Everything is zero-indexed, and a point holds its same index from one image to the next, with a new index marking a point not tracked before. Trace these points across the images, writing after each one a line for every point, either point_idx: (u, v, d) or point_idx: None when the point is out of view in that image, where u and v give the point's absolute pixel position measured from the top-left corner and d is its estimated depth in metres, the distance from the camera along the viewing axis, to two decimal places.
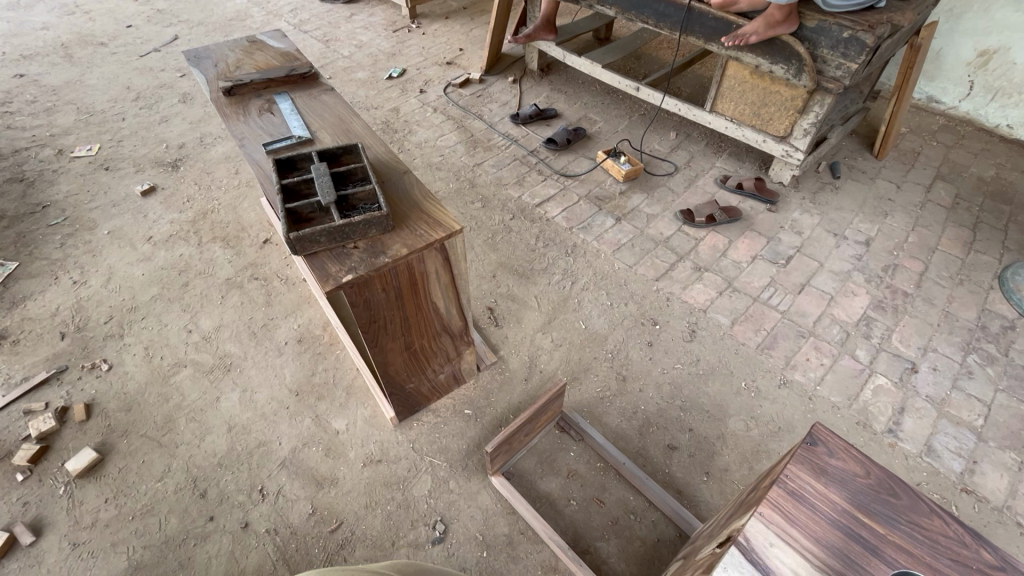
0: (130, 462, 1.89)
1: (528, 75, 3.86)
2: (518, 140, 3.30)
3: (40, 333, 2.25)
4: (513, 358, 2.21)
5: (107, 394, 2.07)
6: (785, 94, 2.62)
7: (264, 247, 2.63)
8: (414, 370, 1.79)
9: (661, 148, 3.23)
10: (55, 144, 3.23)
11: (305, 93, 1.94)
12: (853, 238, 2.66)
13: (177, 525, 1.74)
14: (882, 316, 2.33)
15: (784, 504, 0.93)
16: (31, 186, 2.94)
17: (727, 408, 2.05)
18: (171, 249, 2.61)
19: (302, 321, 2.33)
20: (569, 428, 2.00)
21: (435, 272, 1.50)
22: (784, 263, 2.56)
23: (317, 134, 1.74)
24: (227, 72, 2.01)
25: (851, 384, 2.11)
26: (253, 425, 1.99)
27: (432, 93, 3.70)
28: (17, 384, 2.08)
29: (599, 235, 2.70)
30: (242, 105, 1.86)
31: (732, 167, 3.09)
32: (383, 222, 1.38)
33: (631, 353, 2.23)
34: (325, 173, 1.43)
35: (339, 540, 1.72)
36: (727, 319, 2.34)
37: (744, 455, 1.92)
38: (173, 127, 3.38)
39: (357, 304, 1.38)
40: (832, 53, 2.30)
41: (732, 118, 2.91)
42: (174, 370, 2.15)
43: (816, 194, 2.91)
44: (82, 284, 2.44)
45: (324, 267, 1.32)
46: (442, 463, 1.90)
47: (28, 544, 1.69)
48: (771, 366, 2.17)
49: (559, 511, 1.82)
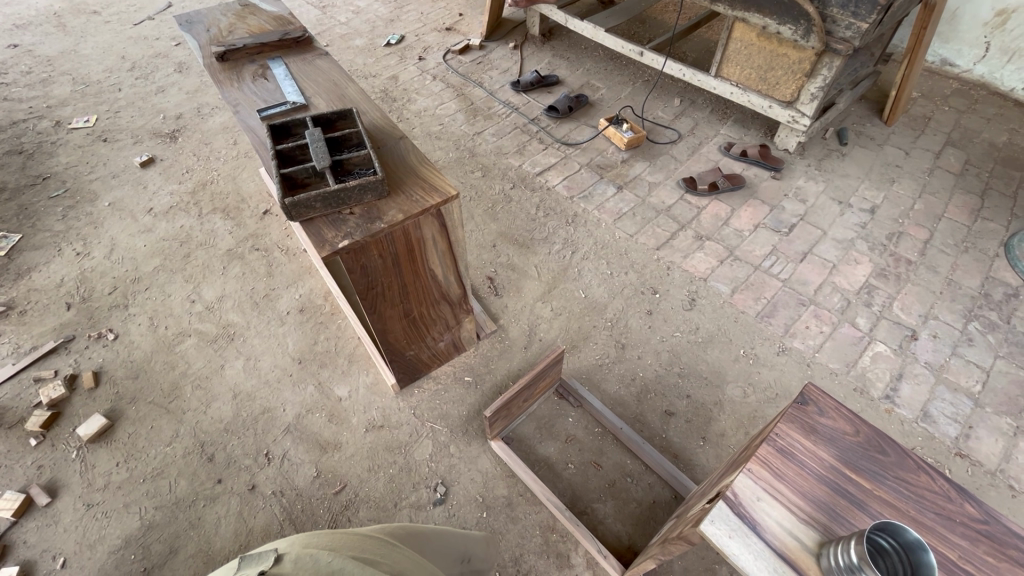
0: (140, 427, 1.94)
1: (529, 41, 3.76)
2: (518, 108, 3.24)
3: (47, 303, 2.28)
4: (514, 327, 2.23)
5: (114, 362, 2.11)
6: (793, 57, 2.55)
7: (264, 218, 2.62)
8: (413, 337, 1.80)
9: (665, 115, 3.16)
10: (52, 116, 3.21)
11: (298, 58, 1.89)
12: (858, 206, 2.62)
13: (187, 487, 1.80)
14: (884, 284, 2.31)
15: (773, 460, 0.95)
16: (31, 158, 2.93)
17: (726, 375, 2.07)
18: (172, 220, 2.61)
19: (304, 291, 2.34)
20: (568, 394, 2.03)
21: (432, 239, 1.48)
22: (787, 231, 2.53)
23: (312, 99, 1.70)
24: (220, 37, 1.96)
25: (850, 351, 2.12)
26: (258, 392, 2.03)
27: (431, 60, 3.62)
28: (26, 353, 2.12)
29: (600, 204, 2.68)
30: (235, 71, 1.82)
31: (737, 134, 3.03)
32: (378, 187, 1.37)
33: (631, 322, 2.24)
34: (320, 139, 1.41)
35: (343, 501, 1.77)
36: (727, 287, 2.33)
37: (740, 421, 1.95)
38: (170, 98, 3.34)
39: (355, 271, 1.38)
40: (842, 12, 2.25)
41: (738, 83, 2.84)
42: (179, 339, 2.18)
43: (822, 161, 2.85)
44: (86, 255, 2.46)
45: (320, 233, 1.32)
46: (443, 428, 1.94)
47: (44, 505, 1.76)
48: (769, 334, 2.18)
49: (558, 474, 1.85)
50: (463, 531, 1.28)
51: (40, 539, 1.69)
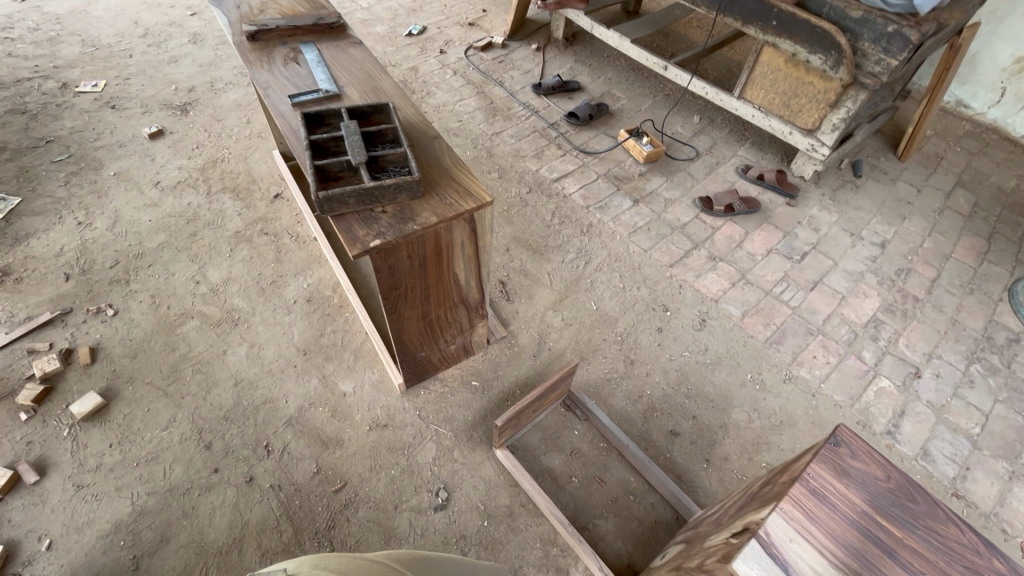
0: (136, 409, 1.88)
1: (552, 44, 3.73)
2: (538, 111, 3.21)
3: (44, 272, 2.21)
4: (523, 334, 2.21)
5: (112, 339, 2.04)
6: (819, 86, 2.56)
7: (275, 202, 2.56)
8: (427, 339, 1.78)
9: (684, 131, 3.15)
10: (59, 77, 3.10)
11: (331, 44, 1.83)
12: (869, 239, 2.64)
13: (182, 474, 1.76)
14: (891, 319, 2.34)
15: (805, 501, 0.94)
16: (34, 119, 2.84)
17: (732, 399, 2.08)
18: (179, 196, 2.54)
19: (312, 280, 2.30)
20: (575, 407, 2.01)
21: (460, 243, 1.45)
22: (798, 258, 2.54)
23: (344, 89, 1.65)
24: (250, 15, 1.87)
25: (855, 384, 2.13)
26: (260, 381, 1.99)
27: (453, 55, 3.58)
28: (20, 323, 2.05)
29: (616, 216, 2.67)
30: (266, 52, 1.76)
31: (754, 156, 3.03)
32: (413, 187, 1.33)
33: (641, 338, 2.23)
34: (355, 133, 1.38)
35: (343, 500, 1.75)
36: (738, 311, 2.34)
37: (745, 445, 1.96)
38: (183, 69, 3.25)
39: (382, 270, 1.35)
40: (874, 47, 2.26)
41: (760, 106, 2.84)
42: (181, 321, 2.12)
43: (836, 190, 2.87)
44: (88, 226, 2.38)
45: (351, 230, 1.28)
46: (447, 432, 1.92)
47: (32, 483, 1.70)
48: (777, 360, 2.19)
49: (561, 487, 1.84)
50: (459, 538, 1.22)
51: (26, 519, 1.64)
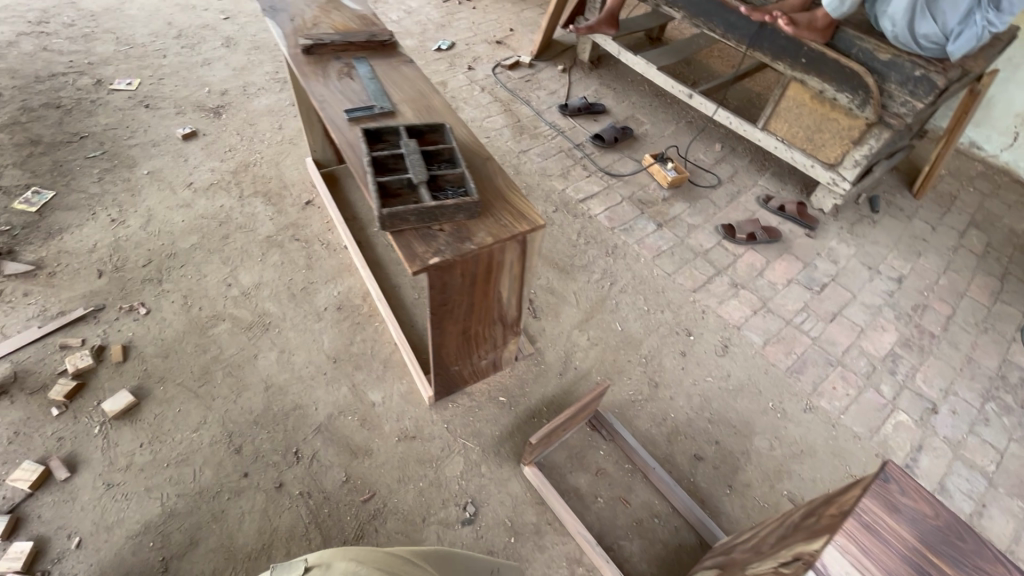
0: (167, 409, 1.89)
1: (577, 66, 3.81)
2: (564, 131, 3.27)
3: (77, 268, 2.22)
4: (550, 352, 2.24)
5: (144, 337, 2.05)
6: (843, 123, 2.64)
7: (306, 209, 2.59)
8: (463, 353, 1.81)
9: (706, 158, 3.22)
10: (94, 74, 3.14)
11: (383, 61, 1.88)
12: (887, 273, 2.70)
13: (212, 477, 1.77)
14: (908, 353, 2.38)
15: (859, 536, 0.97)
16: (69, 115, 2.87)
17: (754, 425, 2.11)
18: (211, 198, 2.57)
19: (342, 288, 2.32)
20: (601, 427, 2.04)
21: (510, 264, 1.48)
22: (818, 289, 2.59)
23: (398, 106, 1.69)
24: (305, 29, 1.93)
25: (874, 417, 2.17)
26: (290, 387, 2.00)
27: (481, 71, 3.65)
28: (53, 317, 2.06)
29: (640, 239, 2.72)
30: (321, 66, 1.80)
31: (774, 187, 3.10)
32: (471, 208, 1.37)
33: (665, 361, 2.26)
34: (416, 152, 1.43)
35: (371, 510, 1.76)
36: (759, 338, 2.38)
37: (767, 473, 1.99)
38: (216, 72, 3.29)
39: (435, 287, 1.38)
40: (900, 89, 2.34)
41: (783, 139, 2.91)
42: (213, 322, 2.13)
43: (854, 224, 2.94)
44: (121, 223, 2.40)
45: (410, 246, 1.32)
46: (475, 446, 1.94)
47: (62, 480, 1.70)
48: (798, 390, 2.23)
49: (587, 506, 1.86)
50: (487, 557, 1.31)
51: (56, 515, 1.64)
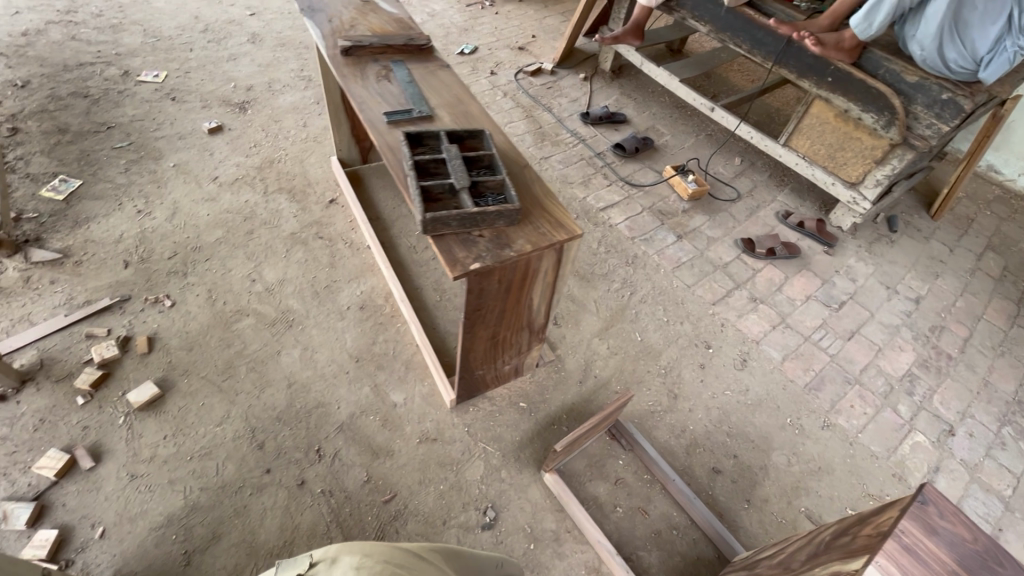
0: (190, 402, 1.90)
1: (599, 75, 3.83)
2: (585, 139, 3.29)
3: (103, 258, 2.23)
4: (570, 359, 2.25)
5: (169, 330, 2.06)
6: (866, 142, 2.65)
7: (330, 207, 2.61)
8: (489, 358, 1.81)
9: (726, 172, 3.23)
10: (121, 65, 3.16)
11: (420, 65, 1.90)
12: (904, 293, 2.71)
13: (235, 472, 1.77)
14: (925, 374, 2.39)
15: (898, 557, 0.98)
16: (96, 104, 2.89)
17: (772, 441, 2.11)
18: (236, 193, 2.58)
19: (365, 288, 2.33)
20: (620, 437, 2.04)
21: (545, 271, 1.49)
22: (836, 307, 2.60)
23: (436, 111, 1.71)
24: (343, 30, 1.94)
25: (891, 437, 2.17)
26: (313, 384, 2.01)
27: (503, 77, 3.67)
28: (79, 306, 2.07)
29: (660, 249, 2.73)
30: (359, 67, 1.82)
31: (793, 203, 3.11)
32: (511, 215, 1.39)
33: (684, 373, 2.27)
34: (458, 157, 1.44)
35: (392, 511, 1.76)
36: (778, 354, 2.39)
37: (785, 489, 1.99)
38: (242, 67, 3.31)
39: (472, 292, 1.39)
40: (926, 111, 2.36)
41: (805, 156, 2.92)
42: (237, 317, 2.14)
43: (872, 243, 2.95)
44: (147, 215, 2.42)
45: (451, 251, 1.33)
46: (495, 451, 1.94)
47: (87, 469, 1.71)
48: (816, 407, 2.23)
49: (606, 515, 1.86)
50: (505, 560, 1.34)
51: (80, 505, 1.65)
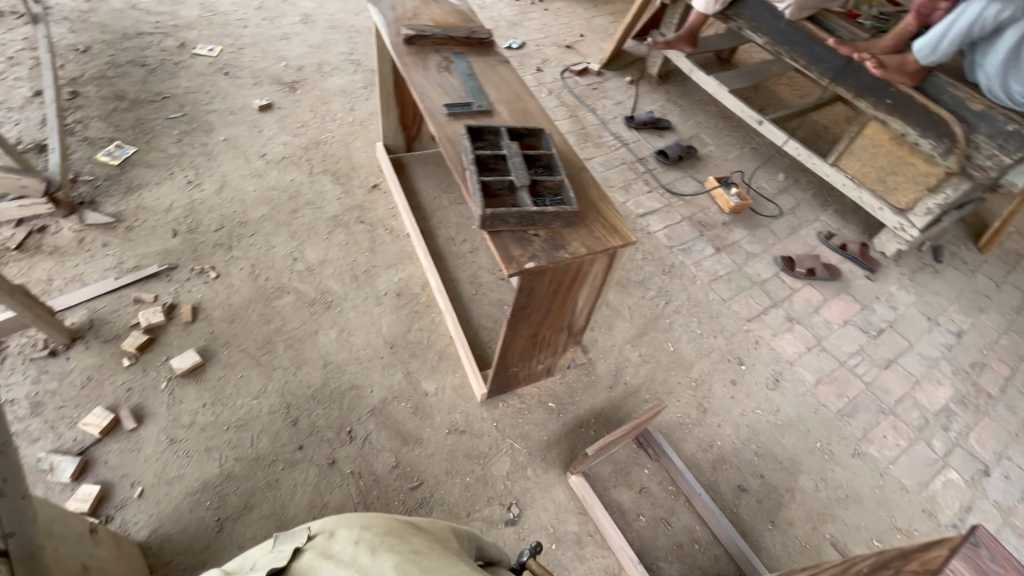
0: (230, 373, 1.94)
1: (645, 79, 3.80)
2: (628, 143, 3.27)
3: (153, 226, 2.29)
4: (601, 364, 2.24)
5: (212, 301, 2.11)
6: (920, 168, 2.58)
7: (373, 192, 2.63)
8: (525, 356, 1.82)
9: (769, 187, 3.18)
10: (178, 37, 3.22)
11: (480, 59, 1.90)
12: (946, 326, 2.65)
13: (269, 445, 1.81)
14: (963, 411, 2.33)
15: None
16: (152, 74, 2.95)
17: (801, 464, 2.09)
18: (282, 171, 2.62)
19: (403, 275, 2.35)
20: (647, 446, 2.03)
21: (594, 275, 1.49)
22: (875, 334, 2.55)
23: (495, 106, 1.71)
24: (406, 19, 1.96)
25: (923, 471, 2.13)
26: (348, 367, 2.04)
27: (549, 74, 3.66)
28: (129, 271, 2.13)
29: (698, 261, 2.70)
30: (421, 57, 1.83)
31: (836, 224, 3.05)
32: (568, 217, 1.39)
33: (715, 387, 2.25)
34: (518, 155, 1.45)
35: (418, 498, 1.78)
36: (811, 377, 2.35)
37: (810, 514, 1.97)
38: (293, 47, 3.35)
39: (523, 290, 1.39)
40: (989, 141, 2.29)
41: (853, 177, 2.84)
42: (278, 294, 2.18)
43: (915, 272, 2.88)
44: (196, 186, 2.47)
45: (507, 248, 1.33)
46: (522, 448, 1.95)
47: (130, 429, 1.76)
48: (847, 434, 2.19)
49: (628, 523, 1.86)
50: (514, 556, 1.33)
51: (122, 463, 1.70)
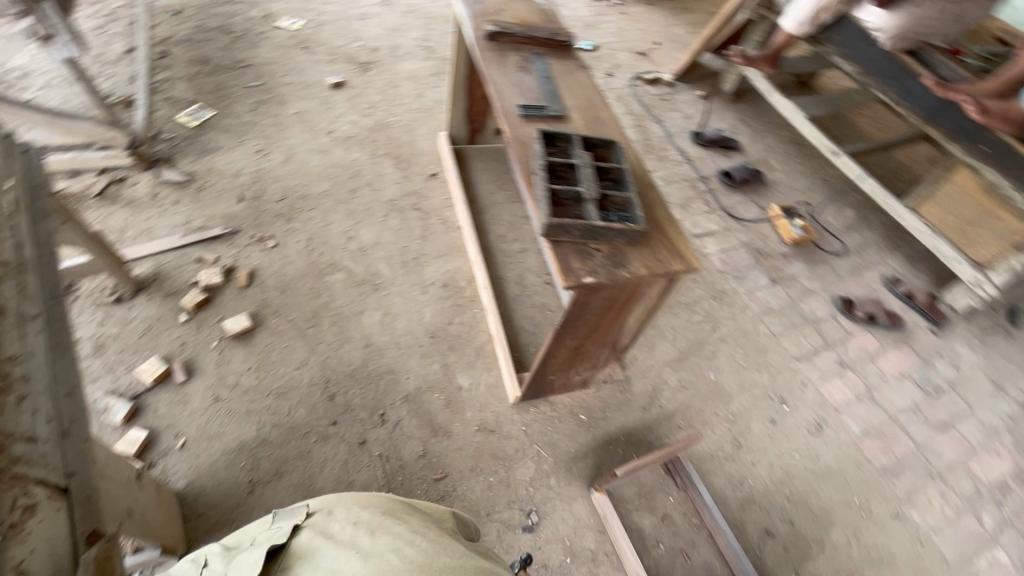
0: (276, 341, 2.00)
1: (718, 95, 3.68)
2: (692, 160, 3.18)
3: (221, 189, 2.38)
4: (638, 383, 2.20)
5: (268, 269, 2.18)
6: (1009, 224, 2.38)
7: (431, 181, 2.65)
8: (564, 366, 1.80)
9: (836, 222, 3.04)
10: (264, 8, 3.33)
11: (559, 62, 1.88)
12: (1013, 395, 2.47)
13: (304, 417, 1.86)
14: (1021, 489, 2.17)
15: None
16: (237, 42, 3.06)
17: (835, 517, 1.99)
18: (347, 150, 2.68)
19: (451, 267, 2.36)
20: (675, 474, 1.96)
21: (649, 297, 1.46)
22: (932, 392, 2.40)
23: (569, 111, 1.68)
24: (489, 14, 1.95)
25: (968, 546, 2.00)
26: (388, 351, 2.07)
27: (619, 80, 3.59)
28: (195, 230, 2.23)
29: (751, 290, 2.61)
30: (500, 54, 1.82)
31: (904, 269, 2.89)
32: (632, 235, 1.36)
33: (753, 424, 2.17)
34: (589, 166, 1.44)
35: (440, 490, 1.80)
36: (858, 428, 2.24)
37: (839, 570, 1.88)
38: (371, 28, 3.41)
39: (576, 303, 1.37)
40: None
41: (930, 224, 2.65)
42: (329, 270, 2.23)
43: (986, 332, 2.69)
44: (265, 155, 2.55)
45: (567, 259, 1.31)
46: (548, 457, 1.94)
47: (179, 382, 1.85)
48: (889, 493, 2.08)
49: (646, 549, 1.83)
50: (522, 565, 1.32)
51: (169, 413, 1.78)
